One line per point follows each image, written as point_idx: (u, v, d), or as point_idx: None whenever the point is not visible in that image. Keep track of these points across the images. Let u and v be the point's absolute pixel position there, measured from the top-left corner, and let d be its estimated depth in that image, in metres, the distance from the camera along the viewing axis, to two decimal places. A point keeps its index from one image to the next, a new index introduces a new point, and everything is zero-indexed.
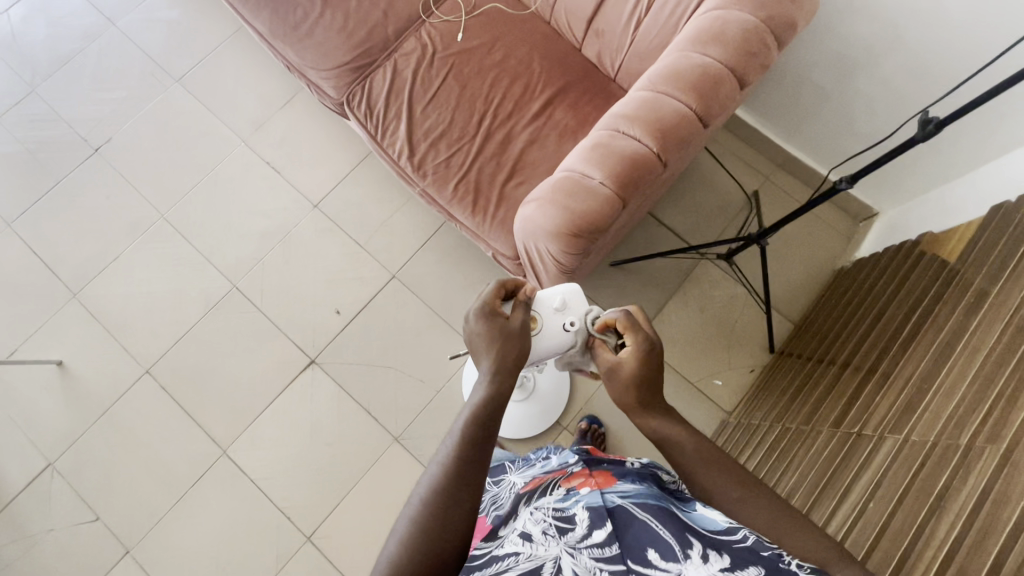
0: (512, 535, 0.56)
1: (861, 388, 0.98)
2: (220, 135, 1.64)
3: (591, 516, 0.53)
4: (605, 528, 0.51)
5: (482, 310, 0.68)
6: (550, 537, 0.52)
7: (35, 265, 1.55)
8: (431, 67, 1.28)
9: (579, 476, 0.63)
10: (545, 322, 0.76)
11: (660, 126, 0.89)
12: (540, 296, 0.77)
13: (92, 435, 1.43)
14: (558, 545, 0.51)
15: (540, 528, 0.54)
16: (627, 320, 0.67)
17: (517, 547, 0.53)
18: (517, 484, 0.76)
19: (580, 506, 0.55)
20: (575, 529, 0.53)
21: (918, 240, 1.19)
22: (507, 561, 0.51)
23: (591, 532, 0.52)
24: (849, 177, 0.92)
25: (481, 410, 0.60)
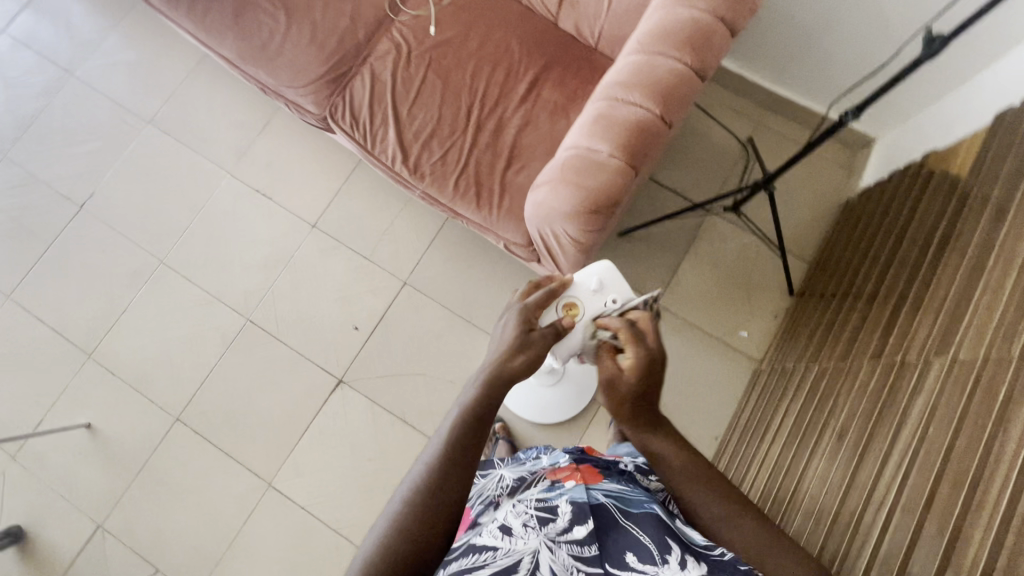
0: (491, 525, 0.60)
1: (896, 315, 0.98)
2: (204, 170, 1.60)
3: (573, 511, 0.60)
4: (586, 525, 0.58)
5: (519, 320, 0.74)
6: (529, 530, 0.57)
7: (43, 333, 1.52)
8: (409, 65, 1.25)
9: (565, 470, 0.71)
10: (584, 307, 0.84)
11: (659, 88, 0.88)
12: (576, 281, 0.87)
13: (135, 490, 1.42)
14: (537, 538, 0.56)
15: (521, 521, 0.59)
16: (627, 333, 0.70)
17: (495, 541, 0.56)
18: (505, 476, 0.78)
19: (564, 500, 0.61)
20: (555, 521, 0.59)
21: (924, 160, 1.18)
22: (484, 556, 0.54)
23: (572, 527, 0.58)
24: (854, 109, 0.90)
25: (473, 408, 0.62)
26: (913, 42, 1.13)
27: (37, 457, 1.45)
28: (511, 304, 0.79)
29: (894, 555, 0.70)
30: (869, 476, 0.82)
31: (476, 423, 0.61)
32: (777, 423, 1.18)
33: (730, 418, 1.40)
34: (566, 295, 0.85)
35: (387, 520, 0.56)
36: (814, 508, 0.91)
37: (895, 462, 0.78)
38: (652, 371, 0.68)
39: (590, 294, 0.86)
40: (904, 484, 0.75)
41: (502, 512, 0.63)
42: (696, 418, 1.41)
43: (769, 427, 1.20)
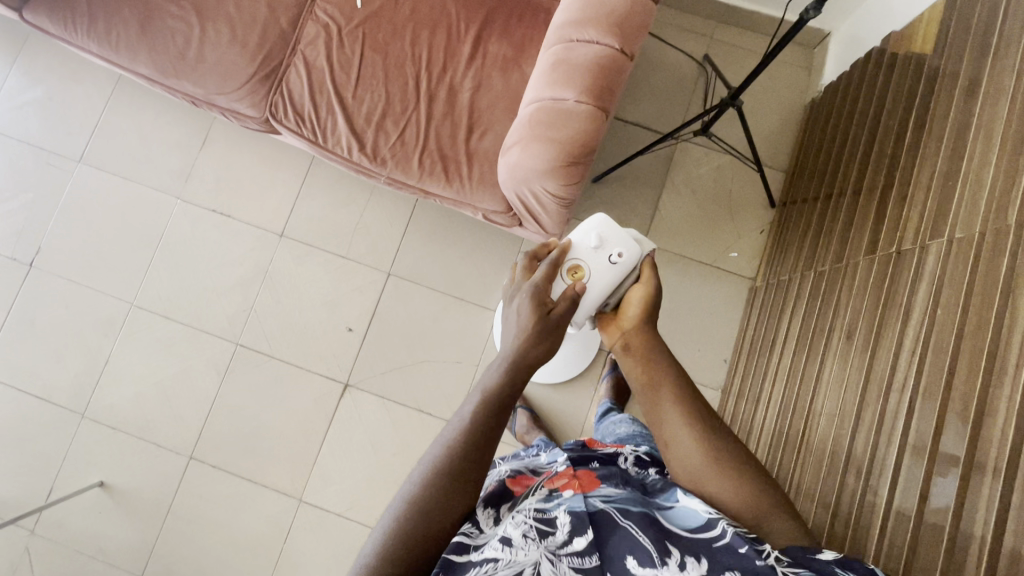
0: (490, 538, 0.56)
1: (884, 205, 0.99)
2: (153, 200, 1.51)
3: (572, 522, 0.57)
4: (586, 535, 0.55)
5: (534, 297, 0.68)
6: (530, 540, 0.55)
7: (28, 403, 1.46)
8: (343, 46, 1.17)
9: (563, 477, 0.65)
10: (588, 268, 0.78)
11: (614, 21, 0.85)
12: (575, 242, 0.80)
13: (166, 534, 1.41)
14: (538, 551, 0.54)
15: (520, 531, 0.55)
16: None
17: (495, 552, 0.53)
18: (503, 470, 0.77)
19: (562, 510, 0.58)
20: (555, 534, 0.56)
21: (885, 45, 1.17)
22: (484, 568, 0.52)
23: (572, 539, 0.55)
24: (815, 3, 0.86)
25: (494, 396, 0.61)
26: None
27: (57, 526, 1.41)
28: (515, 284, 0.73)
29: (923, 436, 0.73)
30: (885, 368, 0.84)
31: (494, 413, 0.61)
32: (782, 335, 1.20)
33: (736, 338, 1.42)
34: (566, 259, 0.79)
35: (401, 502, 0.57)
36: (836, 409, 0.93)
37: (910, 349, 0.80)
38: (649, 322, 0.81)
39: (592, 253, 0.78)
40: (921, 369, 0.76)
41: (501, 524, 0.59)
42: (701, 345, 1.43)
43: (776, 340, 1.22)
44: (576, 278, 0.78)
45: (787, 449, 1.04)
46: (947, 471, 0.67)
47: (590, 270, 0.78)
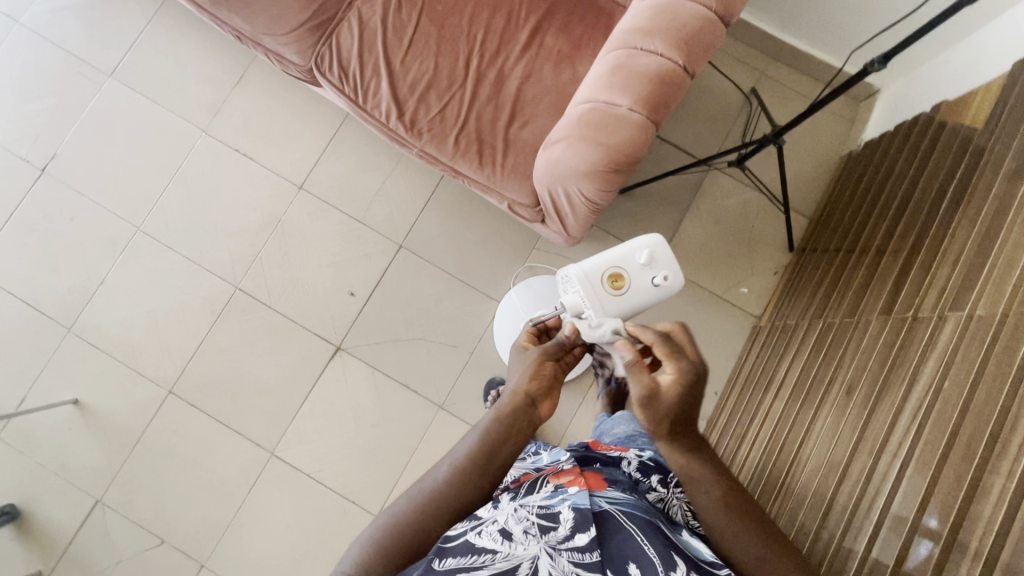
0: (490, 524, 0.57)
1: (906, 271, 0.99)
2: (178, 128, 1.49)
3: (577, 517, 0.58)
4: (589, 533, 0.57)
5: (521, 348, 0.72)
6: (530, 535, 0.55)
7: (16, 308, 1.43)
8: (400, 10, 1.15)
9: (568, 474, 0.68)
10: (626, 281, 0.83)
11: (682, 35, 0.83)
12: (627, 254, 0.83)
13: (132, 463, 1.40)
14: (538, 545, 0.55)
15: (522, 525, 0.56)
16: (666, 346, 0.64)
17: (494, 543, 0.55)
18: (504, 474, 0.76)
19: (567, 506, 0.60)
20: (557, 529, 0.57)
21: (934, 112, 1.17)
22: (482, 558, 0.53)
23: (575, 534, 0.57)
24: (881, 57, 0.85)
25: (491, 433, 0.62)
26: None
27: (22, 436, 1.39)
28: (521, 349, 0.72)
29: (905, 506, 0.73)
30: (880, 429, 0.84)
31: (494, 443, 0.62)
32: (778, 379, 1.20)
33: (730, 373, 1.42)
34: (611, 265, 0.82)
35: (420, 490, 0.61)
36: (822, 461, 0.93)
37: (909, 418, 0.80)
38: (695, 388, 0.62)
39: (633, 265, 0.83)
40: (918, 438, 0.77)
41: (501, 507, 0.59)
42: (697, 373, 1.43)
43: (772, 382, 1.22)
44: (611, 284, 0.81)
45: (765, 491, 1.05)
46: (923, 543, 0.69)
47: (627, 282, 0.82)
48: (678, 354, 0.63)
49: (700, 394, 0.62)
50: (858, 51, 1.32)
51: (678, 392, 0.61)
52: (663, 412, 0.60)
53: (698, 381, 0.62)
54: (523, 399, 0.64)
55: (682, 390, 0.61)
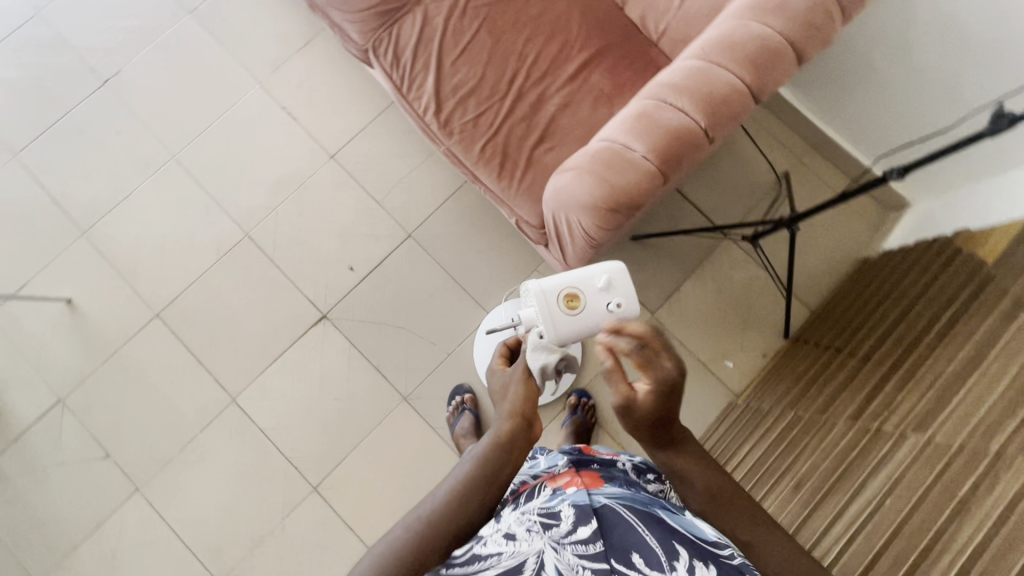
0: (493, 532, 0.54)
1: (881, 385, 0.99)
2: (235, 75, 1.56)
3: (576, 513, 0.54)
4: (590, 525, 0.52)
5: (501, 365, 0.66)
6: (534, 532, 0.53)
7: (43, 200, 1.51)
8: (464, 16, 1.20)
9: (565, 475, 0.64)
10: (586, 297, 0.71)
11: (710, 100, 0.85)
12: (583, 275, 0.71)
13: (102, 373, 1.44)
14: (541, 539, 0.52)
15: (524, 526, 0.54)
16: (641, 356, 0.54)
17: (499, 546, 0.53)
18: None
19: (565, 503, 0.55)
20: (559, 525, 0.53)
21: (953, 238, 1.17)
22: (490, 558, 0.52)
23: (576, 529, 0.52)
24: (900, 169, 0.86)
25: (487, 458, 0.57)
26: (987, 110, 1.08)
27: (13, 320, 1.46)
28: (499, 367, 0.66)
29: None
30: (813, 532, 0.84)
31: (492, 468, 0.57)
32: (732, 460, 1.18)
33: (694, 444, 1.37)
34: (566, 285, 0.70)
35: (416, 517, 0.54)
36: None
37: (842, 527, 0.80)
38: (674, 394, 0.55)
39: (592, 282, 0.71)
40: (846, 548, 0.77)
41: (502, 517, 0.57)
42: None
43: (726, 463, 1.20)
44: (563, 304, 0.70)
45: None
46: None
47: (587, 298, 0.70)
48: (653, 363, 0.54)
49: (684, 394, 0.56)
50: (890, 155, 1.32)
51: (652, 404, 0.55)
52: (639, 418, 0.57)
53: (675, 389, 0.54)
54: (522, 422, 0.59)
55: (655, 400, 0.55)
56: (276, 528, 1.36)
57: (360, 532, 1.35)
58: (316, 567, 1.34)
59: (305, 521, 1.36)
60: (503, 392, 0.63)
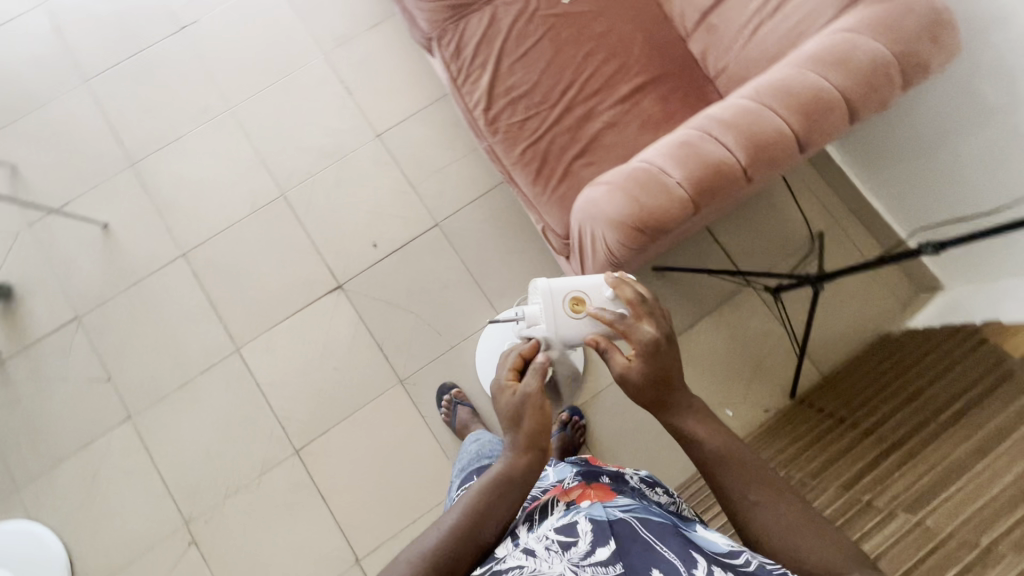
0: (513, 552, 0.53)
1: (880, 459, 0.97)
2: (303, 43, 1.62)
3: (594, 531, 0.51)
4: (610, 546, 0.49)
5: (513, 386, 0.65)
6: (553, 553, 0.50)
7: (102, 127, 1.58)
8: (530, 23, 1.22)
9: (576, 489, 0.63)
10: (593, 303, 0.70)
11: (755, 141, 0.86)
12: (593, 284, 0.70)
13: (121, 300, 1.48)
14: (562, 562, 0.49)
15: (543, 545, 0.52)
16: (624, 319, 0.63)
17: (520, 565, 0.51)
18: None
19: (583, 517, 0.53)
20: (578, 544, 0.50)
21: (982, 327, 1.13)
22: None
23: (594, 549, 0.49)
24: (938, 244, 0.82)
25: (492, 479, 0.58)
26: None
27: (50, 234, 1.52)
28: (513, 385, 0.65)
29: None
30: None
31: (500, 490, 0.58)
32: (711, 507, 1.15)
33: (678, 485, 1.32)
34: (571, 288, 0.70)
35: (421, 551, 0.53)
36: None
37: None
38: (664, 352, 0.60)
39: (602, 291, 0.69)
40: None
41: (522, 538, 0.55)
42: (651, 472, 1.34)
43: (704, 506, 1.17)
44: (568, 308, 0.69)
45: None
46: None
47: (593, 306, 0.69)
48: (636, 325, 0.62)
49: (675, 355, 0.61)
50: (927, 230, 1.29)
51: (647, 365, 0.60)
52: (637, 390, 0.60)
53: (662, 346, 0.60)
54: (536, 449, 0.60)
55: (648, 361, 0.60)
56: (250, 482, 1.38)
57: (331, 503, 1.36)
58: (282, 529, 1.35)
59: (280, 481, 1.37)
60: (516, 417, 0.62)
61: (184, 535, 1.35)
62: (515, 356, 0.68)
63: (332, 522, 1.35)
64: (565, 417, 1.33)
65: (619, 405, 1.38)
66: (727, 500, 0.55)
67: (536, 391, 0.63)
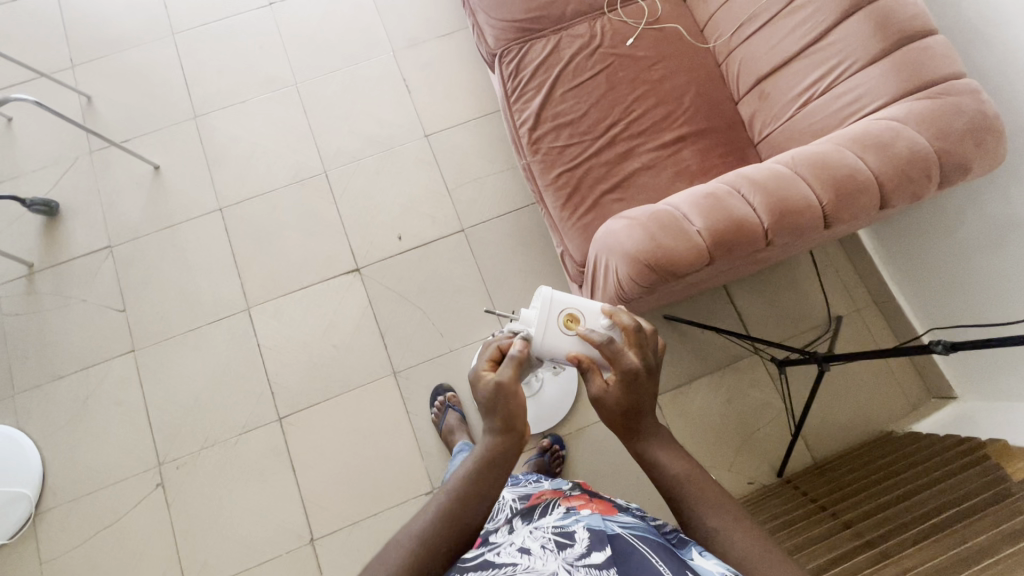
0: (508, 546, 0.54)
1: (853, 554, 0.94)
2: (376, 37, 1.71)
3: (592, 539, 0.52)
4: (605, 552, 0.50)
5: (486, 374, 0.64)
6: (549, 552, 0.51)
7: (176, 78, 1.68)
8: (590, 57, 1.27)
9: (579, 500, 0.64)
10: (586, 325, 0.70)
11: (782, 206, 0.86)
12: (592, 308, 0.70)
13: (154, 238, 1.55)
14: (556, 560, 0.49)
15: (540, 542, 0.53)
16: (609, 347, 0.62)
17: (514, 558, 0.51)
18: (505, 498, 0.74)
19: (581, 527, 0.54)
20: (574, 547, 0.51)
21: (988, 443, 1.09)
22: (504, 569, 0.49)
23: (590, 552, 0.50)
24: (948, 343, 0.79)
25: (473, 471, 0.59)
26: None
27: (106, 164, 1.61)
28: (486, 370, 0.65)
29: None
30: None
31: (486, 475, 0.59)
32: None
33: None
34: (569, 303, 0.70)
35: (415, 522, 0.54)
36: None
37: None
38: (642, 384, 0.60)
39: (600, 315, 0.69)
40: None
41: (518, 535, 0.57)
42: None
43: None
44: (561, 322, 0.70)
45: None
46: None
47: (586, 326, 0.69)
48: (621, 356, 0.61)
49: (653, 389, 0.61)
50: (948, 330, 1.26)
51: (623, 393, 0.60)
52: (608, 413, 0.61)
53: (640, 378, 0.60)
54: (507, 425, 0.61)
55: (624, 390, 0.60)
56: (229, 438, 1.40)
57: (300, 477, 1.37)
58: (247, 492, 1.36)
59: (257, 443, 1.39)
60: (489, 401, 0.62)
61: (154, 476, 1.37)
62: (495, 348, 0.68)
63: (296, 496, 1.35)
64: (546, 444, 1.32)
65: (603, 443, 1.36)
66: (690, 526, 0.57)
67: (511, 378, 0.62)
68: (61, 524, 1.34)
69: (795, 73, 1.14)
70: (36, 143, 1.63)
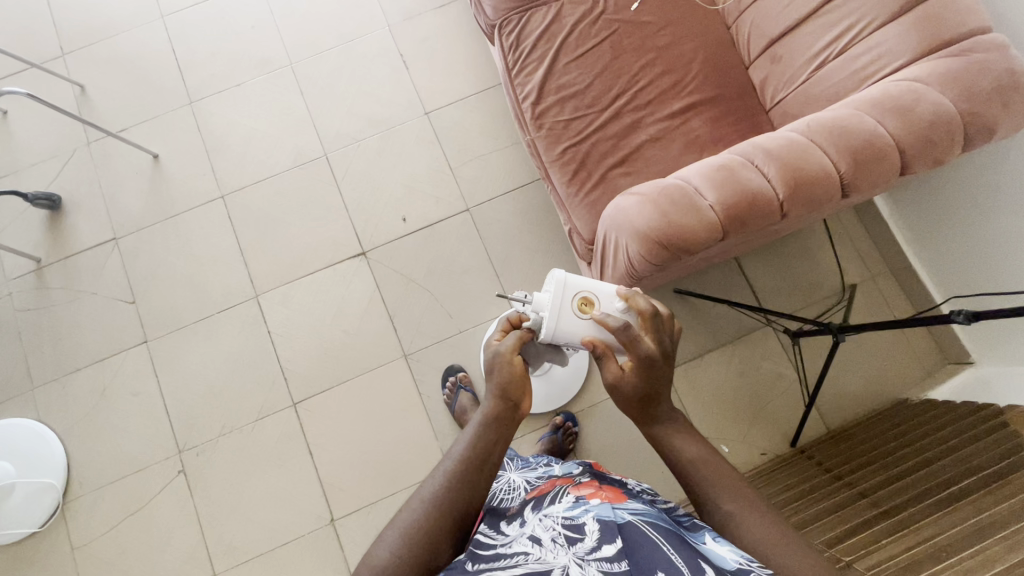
0: (518, 536, 0.54)
1: (867, 524, 0.95)
2: (371, 12, 1.65)
3: (602, 530, 0.51)
4: (615, 544, 0.49)
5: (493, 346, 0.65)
6: (559, 546, 0.50)
7: (169, 63, 1.65)
8: (594, 25, 1.22)
9: (588, 487, 0.63)
10: (601, 308, 0.68)
11: (798, 176, 0.84)
12: (607, 291, 0.68)
13: (158, 228, 1.54)
14: (566, 556, 0.49)
15: (550, 535, 0.53)
16: (625, 332, 0.60)
17: (526, 548, 0.52)
18: (515, 482, 0.74)
19: (591, 517, 0.53)
20: (584, 540, 0.51)
21: (1005, 410, 1.07)
22: (516, 560, 0.49)
23: (600, 545, 0.49)
24: (970, 313, 0.77)
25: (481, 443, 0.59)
26: None
27: (105, 154, 1.59)
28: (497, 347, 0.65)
29: None
30: None
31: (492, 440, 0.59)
32: None
33: None
34: (582, 287, 0.68)
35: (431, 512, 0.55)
36: None
37: None
38: (658, 370, 0.60)
39: (614, 298, 0.68)
40: None
41: (528, 525, 0.57)
42: None
43: None
44: (575, 306, 0.68)
45: None
46: None
47: (601, 310, 0.68)
48: (637, 341, 0.59)
49: (668, 373, 0.60)
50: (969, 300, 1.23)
51: (639, 378, 0.59)
52: (623, 398, 0.61)
53: (656, 363, 0.59)
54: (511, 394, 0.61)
55: (641, 376, 0.59)
56: (245, 425, 1.42)
57: (317, 460, 1.39)
58: (266, 477, 1.38)
59: (273, 429, 1.41)
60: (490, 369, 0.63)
61: (175, 463, 1.40)
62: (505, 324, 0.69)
63: (314, 479, 1.38)
64: (558, 421, 1.33)
65: (615, 418, 1.37)
66: (706, 509, 0.56)
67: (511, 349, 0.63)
68: (89, 512, 1.38)
69: (810, 34, 1.09)
70: (32, 136, 1.61)
